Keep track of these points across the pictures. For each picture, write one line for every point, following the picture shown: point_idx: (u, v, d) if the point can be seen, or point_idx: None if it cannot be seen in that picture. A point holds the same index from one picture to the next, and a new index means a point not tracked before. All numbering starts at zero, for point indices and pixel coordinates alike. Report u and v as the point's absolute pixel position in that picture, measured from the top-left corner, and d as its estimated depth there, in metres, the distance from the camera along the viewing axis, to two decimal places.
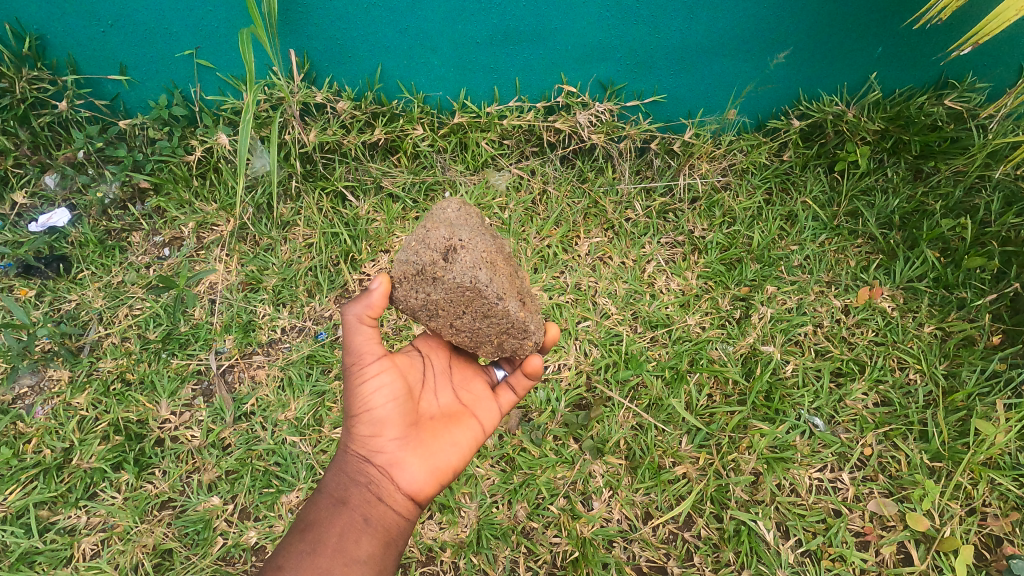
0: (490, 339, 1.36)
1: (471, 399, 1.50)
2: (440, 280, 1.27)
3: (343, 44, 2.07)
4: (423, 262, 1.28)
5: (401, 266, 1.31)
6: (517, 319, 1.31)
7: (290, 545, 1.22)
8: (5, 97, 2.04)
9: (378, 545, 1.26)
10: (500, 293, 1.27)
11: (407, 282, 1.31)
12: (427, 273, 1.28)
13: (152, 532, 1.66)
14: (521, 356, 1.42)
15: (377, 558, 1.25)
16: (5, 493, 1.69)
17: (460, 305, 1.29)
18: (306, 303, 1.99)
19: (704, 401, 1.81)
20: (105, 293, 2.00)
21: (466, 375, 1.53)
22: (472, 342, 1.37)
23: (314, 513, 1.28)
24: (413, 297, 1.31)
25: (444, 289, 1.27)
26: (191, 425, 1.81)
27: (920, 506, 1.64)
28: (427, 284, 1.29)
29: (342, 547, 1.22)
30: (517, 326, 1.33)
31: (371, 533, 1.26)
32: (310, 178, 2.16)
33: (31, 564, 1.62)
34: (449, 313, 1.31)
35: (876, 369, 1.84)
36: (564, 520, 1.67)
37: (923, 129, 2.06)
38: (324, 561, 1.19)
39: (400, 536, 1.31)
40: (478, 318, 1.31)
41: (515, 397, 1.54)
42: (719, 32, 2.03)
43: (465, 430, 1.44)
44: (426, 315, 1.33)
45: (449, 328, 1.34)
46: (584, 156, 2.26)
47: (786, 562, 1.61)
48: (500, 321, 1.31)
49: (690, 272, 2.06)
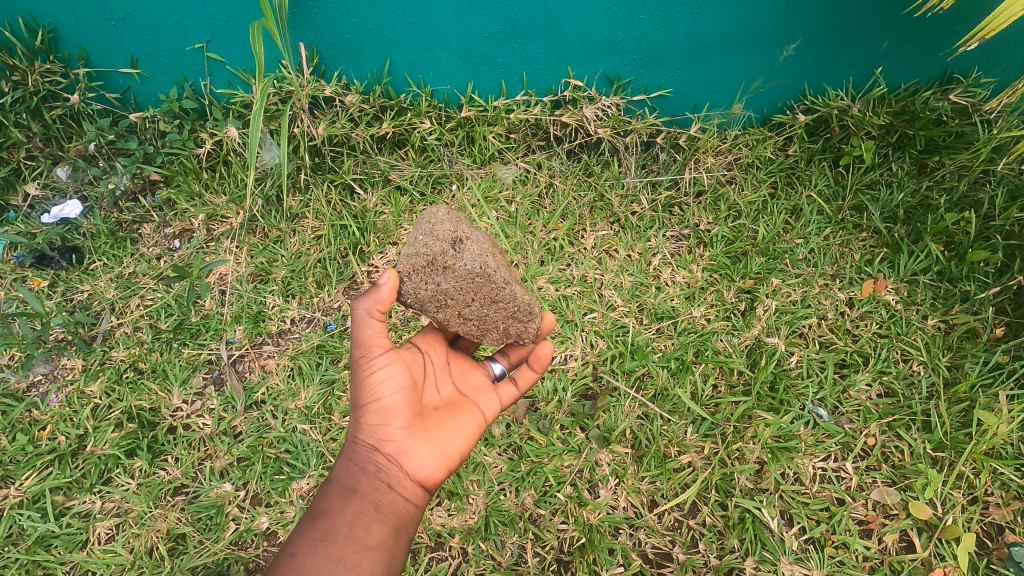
0: (496, 325, 1.37)
1: (472, 390, 1.53)
2: (451, 269, 1.29)
3: (352, 38, 2.09)
4: (433, 253, 1.30)
5: (408, 261, 1.32)
6: (523, 302, 1.36)
7: (302, 534, 1.23)
8: (18, 90, 2.06)
9: (388, 531, 1.28)
10: (507, 278, 1.32)
11: (415, 275, 1.31)
12: (438, 263, 1.30)
13: (165, 516, 1.69)
14: (523, 343, 1.45)
15: (388, 544, 1.27)
16: (21, 478, 1.72)
17: (470, 292, 1.31)
18: (315, 294, 2.01)
19: (709, 392, 1.84)
20: (118, 283, 2.03)
21: (465, 368, 1.56)
22: (478, 331, 1.38)
23: (324, 503, 1.29)
24: (423, 288, 1.32)
25: (455, 277, 1.30)
26: (202, 414, 1.83)
27: (923, 495, 1.66)
28: (438, 274, 1.30)
29: (354, 534, 1.24)
30: (523, 310, 1.36)
31: (381, 520, 1.27)
32: (319, 171, 2.19)
33: (47, 547, 1.66)
34: (458, 302, 1.33)
35: (880, 361, 1.86)
36: (571, 507, 1.70)
37: (928, 124, 2.08)
38: (336, 548, 1.21)
39: (409, 522, 1.33)
40: (487, 304, 1.33)
41: (516, 391, 1.58)
42: (726, 27, 2.05)
43: (469, 417, 1.46)
44: (435, 306, 1.34)
45: (456, 317, 1.36)
46: (590, 150, 2.28)
47: (789, 549, 1.63)
48: (507, 306, 1.34)
49: (696, 265, 2.07)
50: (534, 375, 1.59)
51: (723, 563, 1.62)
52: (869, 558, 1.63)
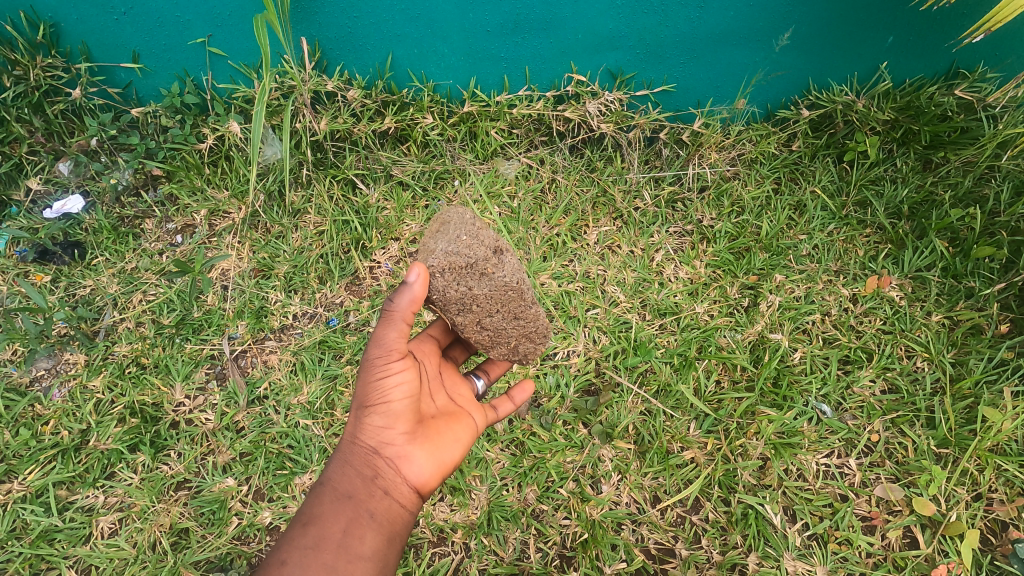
0: (508, 340, 1.43)
1: (463, 401, 1.54)
2: (489, 276, 1.31)
3: (353, 32, 2.08)
4: (477, 257, 1.30)
5: (446, 257, 1.28)
6: (540, 324, 1.45)
7: (292, 539, 1.20)
8: (19, 84, 2.05)
9: (382, 540, 1.26)
10: (532, 298, 1.42)
11: (450, 274, 1.28)
12: (478, 268, 1.30)
13: (169, 511, 1.70)
14: (521, 362, 1.52)
15: (381, 553, 1.25)
16: (25, 473, 1.72)
17: (498, 303, 1.35)
18: (317, 290, 2.01)
19: (713, 387, 1.83)
20: (120, 278, 2.02)
21: (455, 380, 1.57)
22: (489, 342, 1.41)
23: (316, 507, 1.26)
24: (454, 289, 1.29)
25: (490, 286, 1.32)
26: (205, 409, 1.83)
27: (927, 491, 1.66)
28: (474, 278, 1.30)
29: (347, 542, 1.21)
30: (537, 331, 1.46)
31: (375, 529, 1.25)
32: (321, 166, 2.18)
33: (51, 542, 1.66)
34: (483, 310, 1.34)
35: (884, 356, 1.86)
36: (573, 503, 1.69)
37: (933, 119, 2.06)
38: (327, 557, 1.18)
39: (401, 530, 1.31)
40: (508, 318, 1.38)
41: (496, 412, 1.59)
42: (731, 21, 2.03)
43: (465, 427, 1.47)
44: (458, 308, 1.33)
45: (474, 325, 1.36)
46: (593, 145, 2.26)
47: (792, 545, 1.62)
48: (525, 324, 1.42)
49: (699, 261, 2.07)
50: (511, 408, 1.63)
51: (726, 559, 1.62)
52: (872, 555, 1.63)
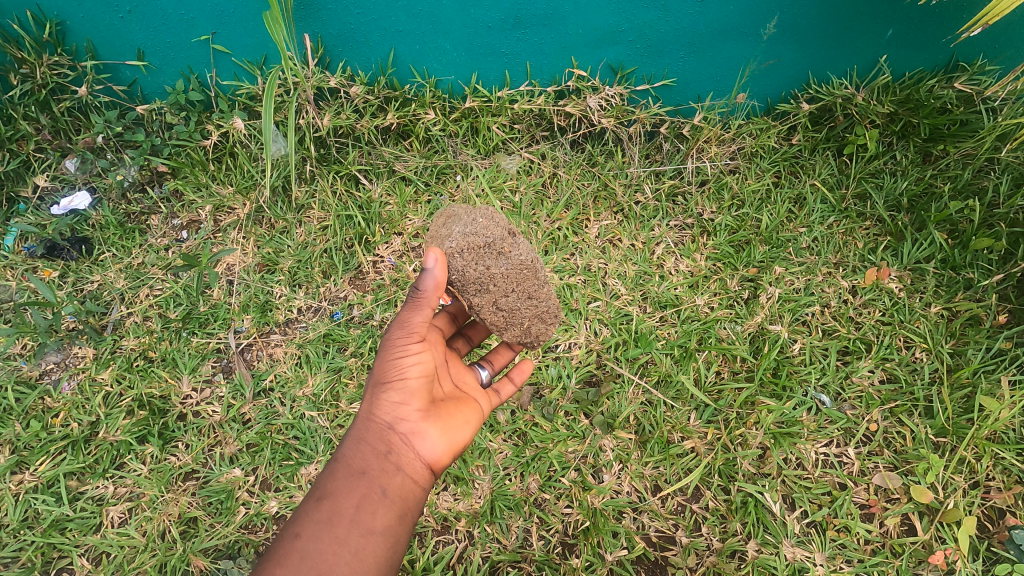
0: (521, 322, 1.43)
1: (468, 387, 1.57)
2: (506, 255, 1.36)
3: (357, 29, 2.09)
4: (493, 237, 1.35)
5: (464, 239, 1.33)
6: (552, 305, 1.47)
7: (306, 514, 1.21)
8: (26, 83, 2.08)
9: (393, 517, 1.26)
10: (544, 278, 1.45)
11: (468, 253, 1.32)
12: (495, 247, 1.35)
13: (177, 500, 1.72)
14: (531, 347, 1.52)
15: (392, 530, 1.25)
16: (36, 463, 1.75)
17: (514, 283, 1.37)
18: (322, 284, 2.04)
19: (712, 378, 1.86)
20: (127, 274, 2.05)
21: (460, 368, 1.59)
22: (504, 323, 1.42)
23: (330, 483, 1.26)
24: (472, 268, 1.33)
25: (507, 265, 1.36)
26: (212, 401, 1.86)
27: (925, 478, 1.68)
28: (491, 257, 1.34)
29: (359, 517, 1.21)
30: (551, 312, 1.47)
31: (388, 505, 1.26)
32: (324, 162, 2.20)
33: (62, 530, 1.68)
34: (499, 290, 1.36)
35: (882, 347, 1.87)
36: (574, 492, 1.72)
37: (932, 112, 2.07)
38: (341, 531, 1.18)
39: (412, 508, 1.32)
40: (523, 298, 1.40)
41: (499, 397, 1.63)
42: (730, 16, 2.04)
43: (473, 411, 1.50)
44: (476, 289, 1.35)
45: (490, 305, 1.38)
46: (594, 140, 2.29)
47: (791, 532, 1.64)
48: (538, 304, 1.43)
49: (699, 254, 2.08)
50: (513, 388, 1.67)
51: (726, 546, 1.64)
52: (870, 541, 1.64)
